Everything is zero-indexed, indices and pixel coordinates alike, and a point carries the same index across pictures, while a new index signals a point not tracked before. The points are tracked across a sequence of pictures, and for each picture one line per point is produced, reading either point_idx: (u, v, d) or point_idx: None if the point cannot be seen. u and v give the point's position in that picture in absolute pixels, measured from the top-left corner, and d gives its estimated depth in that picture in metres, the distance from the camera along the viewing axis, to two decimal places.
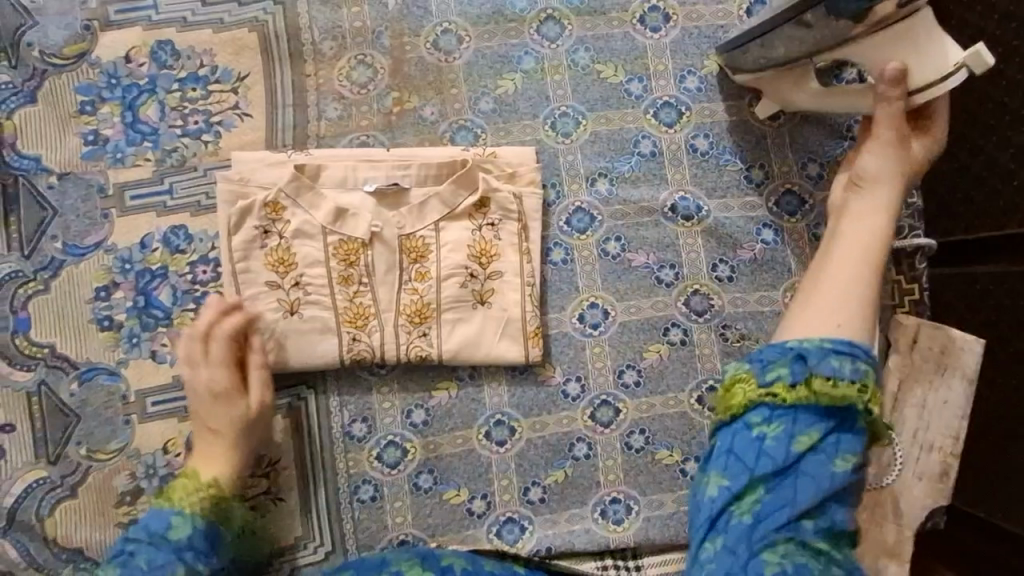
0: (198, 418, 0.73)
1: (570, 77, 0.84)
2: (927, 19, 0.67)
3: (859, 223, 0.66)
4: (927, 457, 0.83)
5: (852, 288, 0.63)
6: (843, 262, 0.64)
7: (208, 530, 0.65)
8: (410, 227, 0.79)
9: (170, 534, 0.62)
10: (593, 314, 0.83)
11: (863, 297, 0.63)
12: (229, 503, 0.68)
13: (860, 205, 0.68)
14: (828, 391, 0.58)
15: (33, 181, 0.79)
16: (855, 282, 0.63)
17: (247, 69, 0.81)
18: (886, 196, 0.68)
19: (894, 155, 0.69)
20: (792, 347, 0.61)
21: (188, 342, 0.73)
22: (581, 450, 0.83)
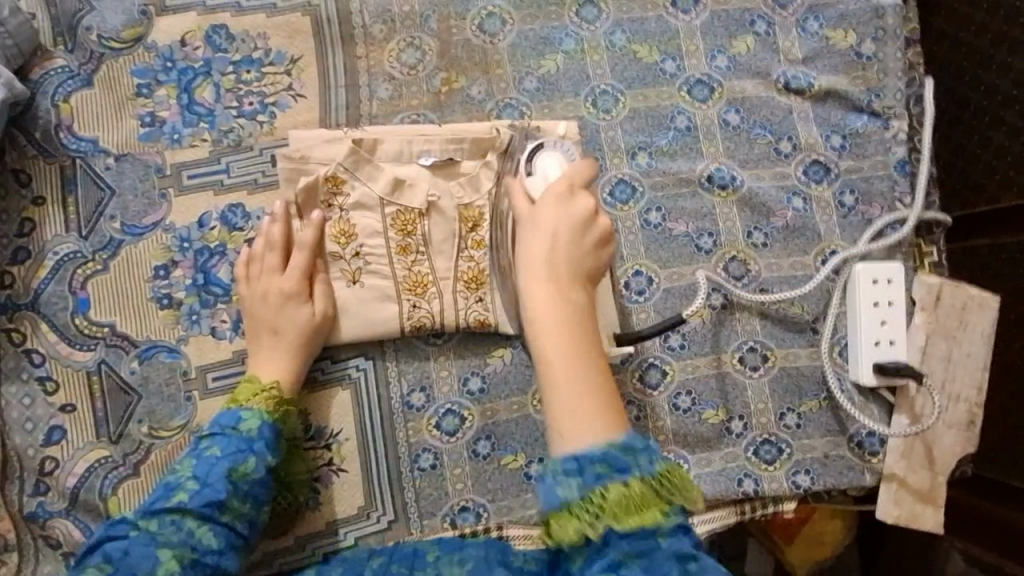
0: (265, 318, 0.78)
1: (607, 57, 0.88)
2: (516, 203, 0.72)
3: (545, 316, 0.63)
4: (954, 408, 0.88)
5: (579, 366, 0.61)
6: (560, 357, 0.61)
7: (274, 425, 0.75)
8: (468, 198, 0.82)
9: (242, 426, 0.74)
10: (638, 281, 0.87)
11: (586, 395, 0.60)
12: (291, 404, 0.78)
13: (546, 362, 0.62)
14: (579, 523, 0.58)
15: (91, 163, 0.81)
16: (575, 360, 0.61)
17: (300, 52, 0.84)
18: (558, 281, 0.65)
19: (553, 310, 0.63)
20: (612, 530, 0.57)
21: (267, 248, 0.79)
22: (633, 412, 0.86)
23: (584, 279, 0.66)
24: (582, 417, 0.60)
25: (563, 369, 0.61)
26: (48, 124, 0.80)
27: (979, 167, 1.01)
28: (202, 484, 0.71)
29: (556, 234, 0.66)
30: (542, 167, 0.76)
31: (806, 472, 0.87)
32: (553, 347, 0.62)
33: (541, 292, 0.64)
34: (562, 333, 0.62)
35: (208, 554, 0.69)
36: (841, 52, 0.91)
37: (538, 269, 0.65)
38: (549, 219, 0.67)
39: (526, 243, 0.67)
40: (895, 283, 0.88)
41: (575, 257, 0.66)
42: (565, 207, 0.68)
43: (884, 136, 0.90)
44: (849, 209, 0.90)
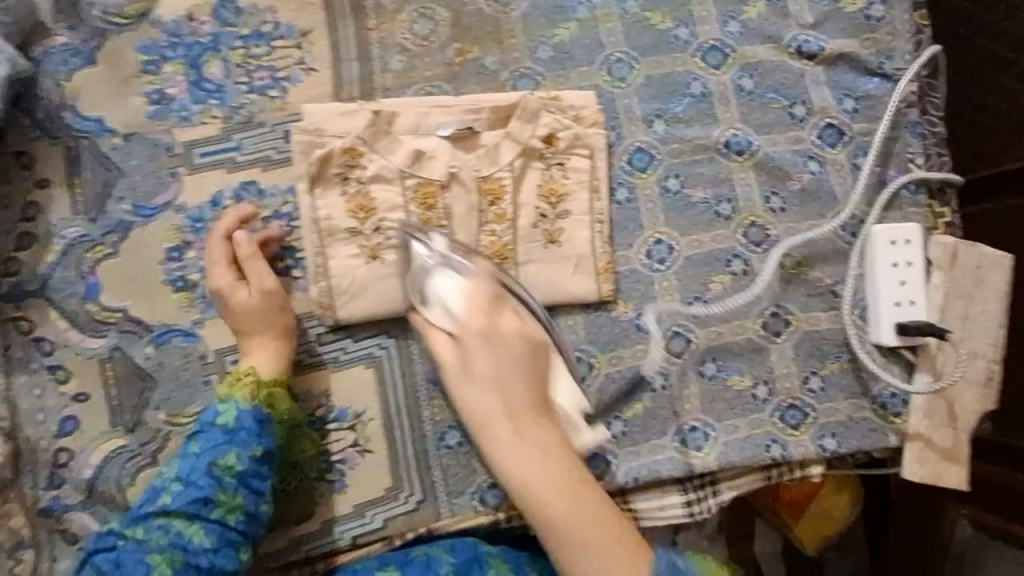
0: (226, 316, 0.76)
1: (620, 25, 0.88)
2: (457, 372, 0.72)
3: (542, 490, 0.68)
4: (974, 365, 0.88)
5: (586, 509, 0.67)
6: (561, 509, 0.67)
7: (256, 411, 0.72)
8: (487, 170, 0.81)
9: (219, 420, 0.71)
10: (659, 250, 0.87)
11: (599, 519, 0.67)
12: (277, 389, 0.75)
13: (551, 508, 0.67)
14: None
15: (97, 142, 0.78)
16: (569, 492, 0.68)
17: (310, 24, 0.82)
18: (521, 426, 0.70)
19: (529, 458, 0.69)
20: None
21: (205, 249, 0.76)
22: (658, 381, 0.86)
23: (534, 403, 0.71)
24: (612, 554, 0.66)
25: (581, 534, 0.66)
26: (51, 104, 0.78)
27: (979, 134, 1.02)
28: (187, 482, 0.69)
29: (500, 387, 0.70)
30: (441, 287, 0.73)
31: (832, 435, 0.87)
32: (562, 517, 0.67)
33: (513, 447, 0.69)
34: (548, 476, 0.68)
35: (200, 555, 0.67)
36: (850, 15, 0.91)
37: (501, 432, 0.70)
38: (485, 356, 0.71)
39: (471, 399, 0.71)
40: (913, 244, 0.88)
41: (527, 392, 0.71)
42: (493, 340, 0.71)
43: (895, 98, 0.91)
44: (863, 171, 0.90)
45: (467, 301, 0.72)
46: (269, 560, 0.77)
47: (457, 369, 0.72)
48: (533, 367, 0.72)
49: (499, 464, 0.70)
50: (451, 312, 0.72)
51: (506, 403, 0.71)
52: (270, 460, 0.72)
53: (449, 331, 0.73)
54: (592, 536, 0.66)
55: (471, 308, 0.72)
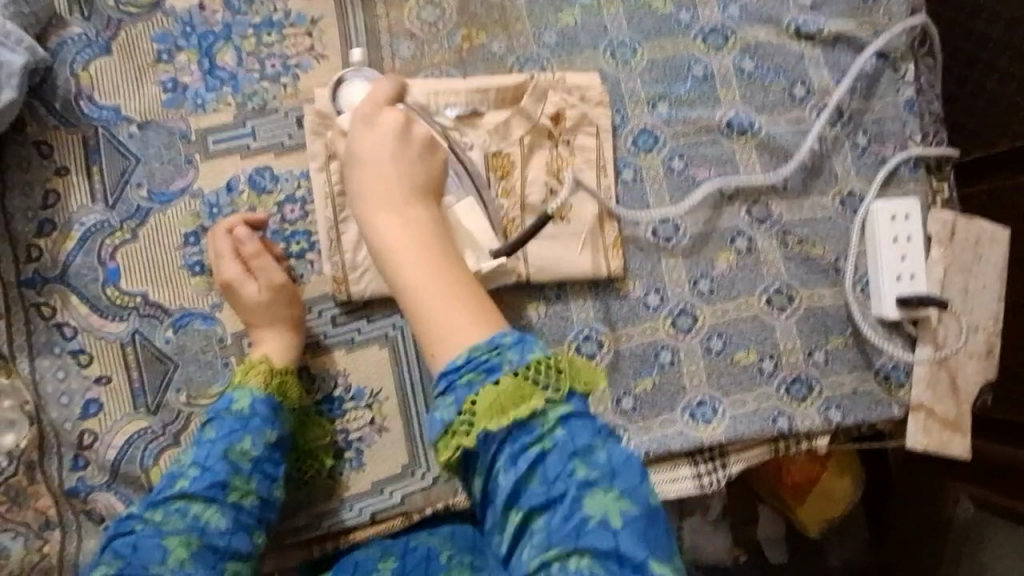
0: (235, 310, 0.78)
1: (622, 9, 0.90)
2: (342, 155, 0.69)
3: (401, 254, 0.61)
4: (974, 338, 0.90)
5: (441, 281, 0.59)
6: (415, 273, 0.60)
7: (269, 399, 0.74)
8: (495, 146, 0.83)
9: (234, 406, 0.72)
10: (665, 229, 0.88)
11: (455, 292, 0.59)
12: (288, 374, 0.76)
13: (413, 277, 0.60)
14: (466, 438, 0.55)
15: (114, 131, 0.80)
16: (430, 256, 0.61)
17: (320, 13, 0.84)
18: (405, 198, 0.63)
19: (396, 223, 0.62)
20: (483, 364, 0.56)
21: (213, 243, 0.77)
22: (666, 357, 0.87)
23: (420, 181, 0.65)
24: (463, 333, 0.58)
25: (431, 302, 0.59)
26: (67, 93, 0.79)
27: (975, 115, 1.04)
28: (203, 468, 0.69)
29: (388, 155, 0.65)
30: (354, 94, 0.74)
31: (837, 408, 0.89)
32: (418, 290, 0.59)
33: (386, 213, 0.63)
34: (412, 236, 0.62)
35: (218, 536, 0.66)
36: None
37: (373, 201, 0.63)
38: (380, 136, 0.66)
39: (356, 169, 0.65)
40: (909, 220, 0.90)
41: (410, 169, 0.65)
42: (377, 123, 0.67)
43: (893, 77, 0.93)
44: (863, 149, 0.92)
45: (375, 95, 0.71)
46: (288, 538, 0.79)
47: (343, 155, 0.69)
48: (423, 142, 0.67)
49: (371, 221, 0.63)
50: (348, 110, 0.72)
51: (388, 175, 0.64)
52: (282, 446, 0.74)
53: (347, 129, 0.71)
54: (452, 316, 0.58)
55: (371, 99, 0.68)
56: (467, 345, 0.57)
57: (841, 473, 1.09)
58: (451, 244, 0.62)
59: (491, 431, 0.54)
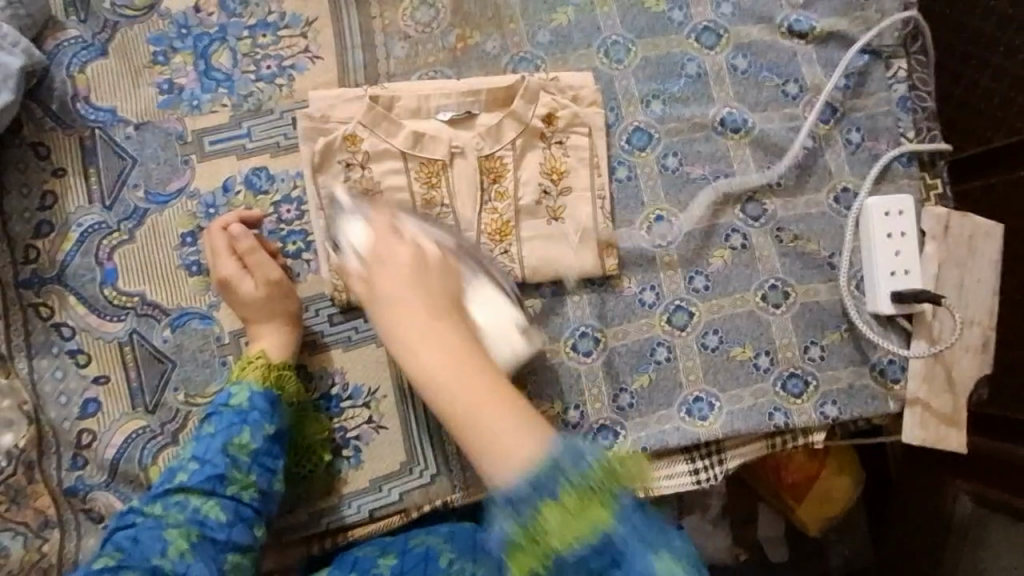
0: (233, 305, 0.78)
1: (616, 8, 0.90)
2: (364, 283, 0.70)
3: (435, 373, 0.60)
4: (970, 332, 0.91)
5: (474, 396, 0.58)
6: (455, 394, 0.58)
7: (267, 393, 0.74)
8: (489, 148, 0.84)
9: (232, 401, 0.73)
10: (660, 227, 0.89)
11: (493, 400, 0.57)
12: (286, 372, 0.77)
13: (452, 397, 0.58)
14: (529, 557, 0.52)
15: (110, 132, 0.80)
16: (464, 373, 0.59)
17: (315, 14, 0.84)
18: (434, 318, 0.63)
19: (431, 346, 0.61)
20: (531, 482, 0.52)
21: (211, 239, 0.78)
22: (662, 354, 0.88)
23: (439, 303, 0.64)
24: (510, 442, 0.55)
25: (477, 430, 0.56)
26: (64, 95, 0.79)
27: (970, 111, 1.04)
28: (202, 462, 0.71)
29: (411, 274, 0.65)
30: (350, 227, 0.74)
31: (834, 403, 0.89)
32: (462, 412, 0.57)
33: (417, 350, 0.61)
34: (445, 362, 0.60)
35: (217, 529, 0.68)
36: None
37: (409, 308, 0.63)
38: (390, 261, 0.66)
39: (378, 288, 0.65)
40: (907, 216, 0.90)
41: (434, 288, 0.65)
42: (395, 244, 0.68)
43: (886, 74, 0.94)
44: (857, 145, 0.93)
45: (375, 229, 0.71)
46: (288, 534, 0.79)
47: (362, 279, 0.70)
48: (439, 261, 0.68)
49: (406, 362, 0.62)
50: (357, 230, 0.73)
51: (416, 293, 0.64)
52: (282, 440, 0.74)
53: (358, 260, 0.70)
54: (496, 420, 0.56)
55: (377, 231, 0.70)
56: (528, 463, 0.53)
57: (840, 471, 1.09)
58: (483, 362, 0.60)
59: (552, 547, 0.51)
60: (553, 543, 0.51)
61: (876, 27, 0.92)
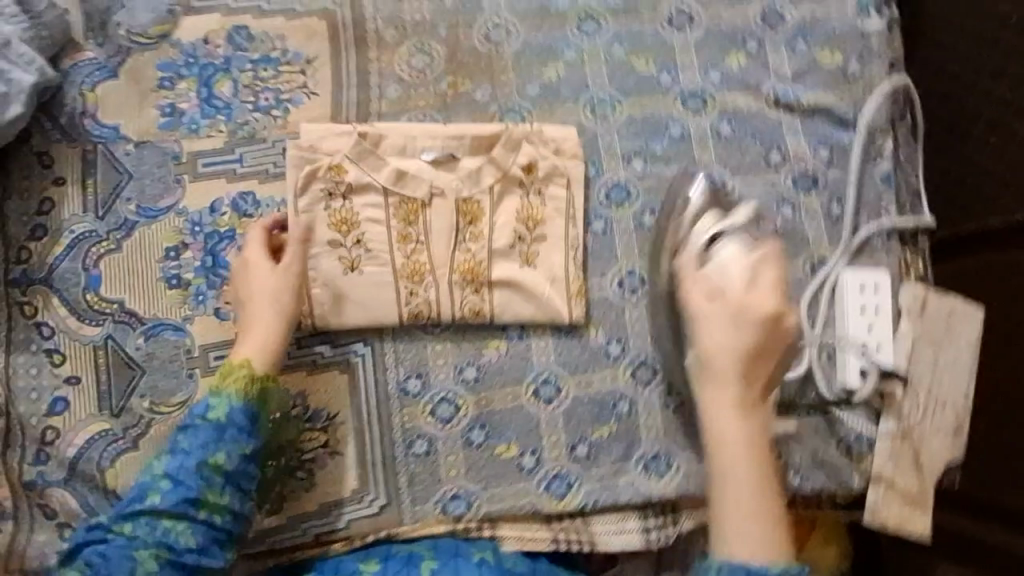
0: (252, 288, 0.79)
1: (606, 67, 0.93)
2: (701, 326, 0.78)
3: (731, 450, 0.74)
4: (941, 415, 0.89)
5: (756, 495, 0.72)
6: (728, 481, 0.73)
7: (247, 409, 0.74)
8: (467, 191, 0.87)
9: (210, 416, 0.73)
10: (632, 280, 0.90)
11: (762, 506, 0.72)
12: (268, 382, 0.76)
13: (732, 466, 0.73)
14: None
15: (112, 148, 0.85)
16: (753, 466, 0.73)
17: (316, 52, 0.89)
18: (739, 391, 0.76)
19: (735, 417, 0.76)
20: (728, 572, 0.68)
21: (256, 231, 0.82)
22: (624, 408, 0.87)
23: (756, 385, 0.77)
24: (756, 527, 0.70)
25: (730, 505, 0.72)
26: (74, 110, 0.85)
27: (964, 192, 1.05)
28: (175, 481, 0.71)
29: (743, 345, 0.77)
30: (724, 246, 0.82)
31: (796, 473, 0.88)
32: (731, 482, 0.73)
33: (713, 419, 0.76)
34: (741, 441, 0.75)
35: (187, 553, 0.69)
36: (828, 69, 0.95)
37: (729, 377, 0.76)
38: (720, 335, 0.77)
39: (715, 333, 0.77)
40: (876, 292, 0.91)
41: (750, 365, 0.77)
42: (745, 317, 0.77)
43: (873, 148, 0.94)
44: (836, 218, 0.93)
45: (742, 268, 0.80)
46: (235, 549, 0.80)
47: (718, 318, 0.78)
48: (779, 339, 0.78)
49: (701, 407, 0.77)
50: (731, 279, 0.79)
51: (744, 356, 0.77)
52: (257, 459, 0.75)
53: (717, 293, 0.79)
54: (749, 515, 0.71)
55: (750, 276, 0.79)
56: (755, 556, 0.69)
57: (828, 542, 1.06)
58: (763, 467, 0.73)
59: None
60: None
61: (867, 104, 0.94)
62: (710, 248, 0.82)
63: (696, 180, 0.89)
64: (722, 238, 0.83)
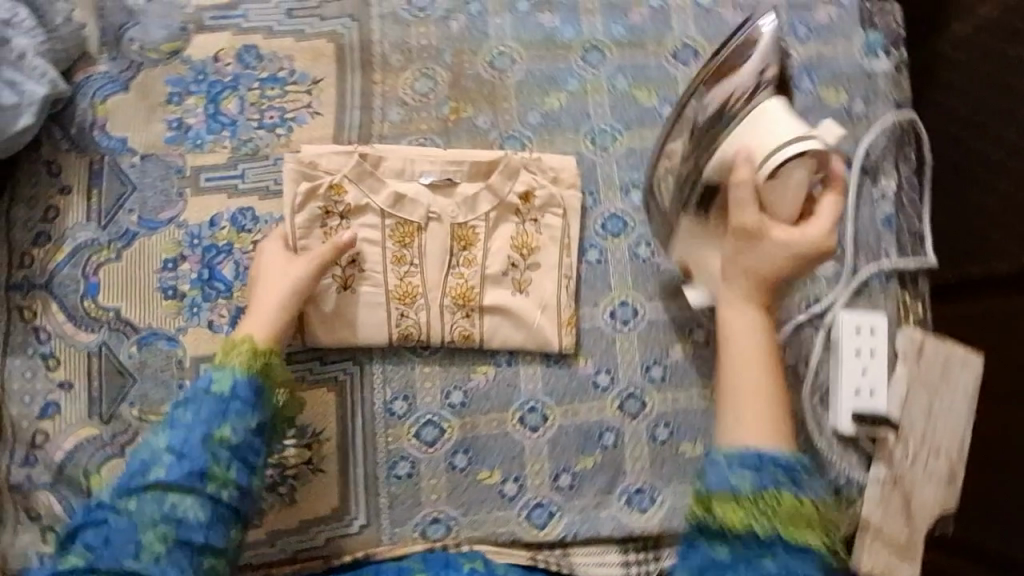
0: (278, 271, 0.81)
1: (608, 98, 0.94)
2: (739, 196, 0.74)
3: (741, 348, 0.75)
4: (934, 463, 0.87)
5: (758, 390, 0.74)
6: (742, 375, 0.74)
7: (251, 381, 0.74)
8: (463, 217, 0.87)
9: (213, 388, 0.72)
10: (624, 311, 0.89)
11: (766, 405, 0.73)
12: (270, 356, 0.76)
13: (740, 349, 0.75)
14: (732, 510, 0.68)
15: (118, 159, 0.87)
16: (758, 370, 0.74)
17: (322, 74, 0.91)
18: (750, 300, 0.76)
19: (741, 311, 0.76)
20: (754, 461, 0.69)
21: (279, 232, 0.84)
22: (610, 439, 0.86)
23: (794, 274, 0.75)
24: (761, 423, 0.72)
25: (744, 404, 0.73)
26: (84, 122, 0.88)
27: (972, 235, 1.04)
28: (179, 455, 0.69)
29: (780, 242, 0.74)
30: (773, 117, 0.75)
31: None
32: (737, 378, 0.75)
33: (733, 305, 0.77)
34: (756, 342, 0.75)
35: (194, 529, 0.66)
36: (831, 109, 0.95)
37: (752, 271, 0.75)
38: (792, 183, 0.73)
39: (751, 221, 0.74)
40: (876, 334, 0.89)
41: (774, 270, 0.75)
42: (790, 189, 0.73)
43: (874, 190, 0.94)
44: (834, 257, 0.93)
45: (800, 154, 0.73)
46: None
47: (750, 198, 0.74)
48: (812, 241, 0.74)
49: (718, 290, 0.79)
50: (791, 161, 0.73)
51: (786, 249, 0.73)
52: (262, 435, 0.73)
53: (766, 172, 0.74)
54: (757, 400, 0.73)
55: (797, 171, 0.73)
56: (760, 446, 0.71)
57: None
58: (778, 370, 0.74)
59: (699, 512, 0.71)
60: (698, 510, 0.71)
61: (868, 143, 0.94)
62: (752, 99, 0.76)
63: (766, 14, 0.79)
64: (769, 66, 0.77)
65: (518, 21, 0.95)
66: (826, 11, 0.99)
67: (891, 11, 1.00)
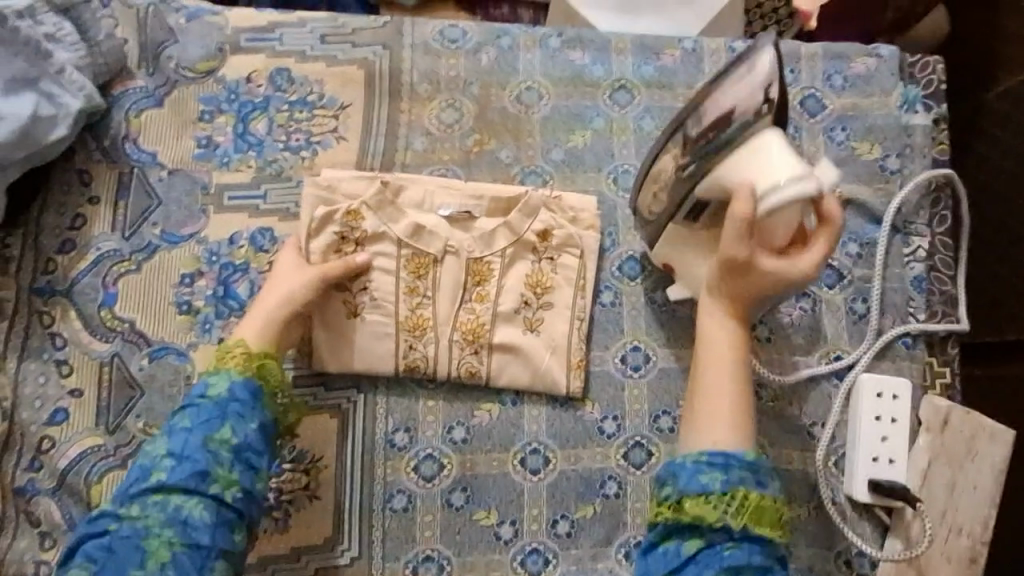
0: (280, 282, 0.81)
1: (634, 139, 0.93)
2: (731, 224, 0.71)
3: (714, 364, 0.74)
4: (956, 540, 0.83)
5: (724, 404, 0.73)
6: (711, 389, 0.74)
7: (247, 382, 0.73)
8: (480, 252, 0.86)
9: (211, 391, 0.72)
10: (635, 357, 0.87)
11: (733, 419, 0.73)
12: (266, 359, 0.76)
13: (710, 363, 0.75)
14: (704, 509, 0.68)
15: (147, 173, 0.89)
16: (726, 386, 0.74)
17: (350, 100, 0.92)
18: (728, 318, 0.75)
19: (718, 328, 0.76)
20: (722, 462, 0.69)
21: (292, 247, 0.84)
22: (612, 488, 0.84)
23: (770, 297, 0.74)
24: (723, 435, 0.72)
25: (706, 414, 0.73)
26: (117, 134, 0.90)
27: None
28: (178, 459, 0.69)
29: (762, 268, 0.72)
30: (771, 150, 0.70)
31: None
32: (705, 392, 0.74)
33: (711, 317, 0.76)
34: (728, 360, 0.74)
35: (201, 533, 0.67)
36: (865, 163, 0.93)
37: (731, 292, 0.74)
38: (783, 219, 0.71)
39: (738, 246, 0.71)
40: (898, 398, 0.85)
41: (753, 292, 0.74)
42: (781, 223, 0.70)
43: (904, 250, 0.91)
44: (859, 316, 0.89)
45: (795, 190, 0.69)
46: None
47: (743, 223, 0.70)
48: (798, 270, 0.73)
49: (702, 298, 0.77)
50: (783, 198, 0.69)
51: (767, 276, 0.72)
52: (265, 435, 0.73)
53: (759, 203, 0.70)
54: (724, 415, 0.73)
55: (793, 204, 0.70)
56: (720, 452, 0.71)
57: None
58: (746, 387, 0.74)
59: (667, 513, 0.70)
60: (666, 510, 0.70)
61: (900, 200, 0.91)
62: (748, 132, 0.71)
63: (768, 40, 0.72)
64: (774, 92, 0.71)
65: (548, 56, 0.95)
66: (865, 61, 0.96)
67: (934, 66, 0.97)
